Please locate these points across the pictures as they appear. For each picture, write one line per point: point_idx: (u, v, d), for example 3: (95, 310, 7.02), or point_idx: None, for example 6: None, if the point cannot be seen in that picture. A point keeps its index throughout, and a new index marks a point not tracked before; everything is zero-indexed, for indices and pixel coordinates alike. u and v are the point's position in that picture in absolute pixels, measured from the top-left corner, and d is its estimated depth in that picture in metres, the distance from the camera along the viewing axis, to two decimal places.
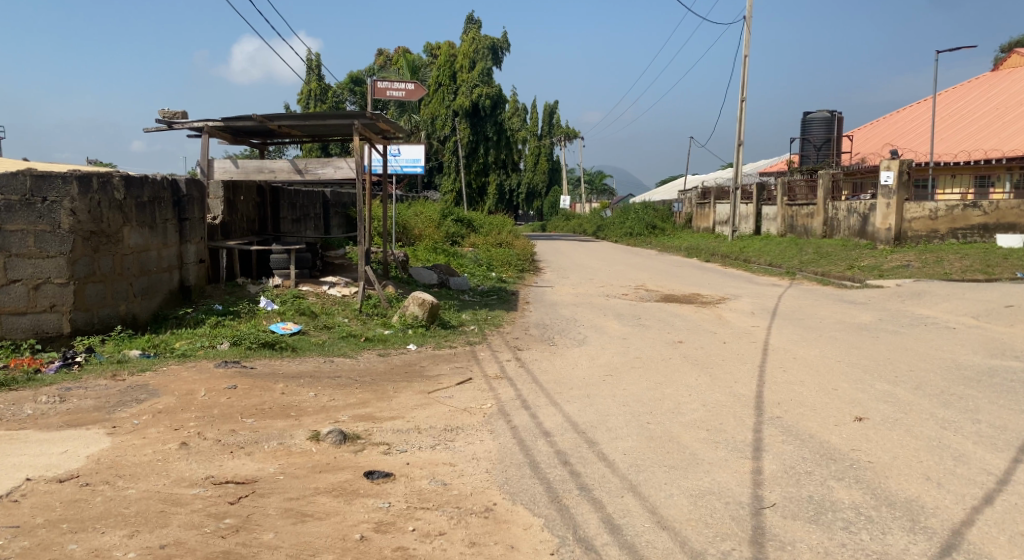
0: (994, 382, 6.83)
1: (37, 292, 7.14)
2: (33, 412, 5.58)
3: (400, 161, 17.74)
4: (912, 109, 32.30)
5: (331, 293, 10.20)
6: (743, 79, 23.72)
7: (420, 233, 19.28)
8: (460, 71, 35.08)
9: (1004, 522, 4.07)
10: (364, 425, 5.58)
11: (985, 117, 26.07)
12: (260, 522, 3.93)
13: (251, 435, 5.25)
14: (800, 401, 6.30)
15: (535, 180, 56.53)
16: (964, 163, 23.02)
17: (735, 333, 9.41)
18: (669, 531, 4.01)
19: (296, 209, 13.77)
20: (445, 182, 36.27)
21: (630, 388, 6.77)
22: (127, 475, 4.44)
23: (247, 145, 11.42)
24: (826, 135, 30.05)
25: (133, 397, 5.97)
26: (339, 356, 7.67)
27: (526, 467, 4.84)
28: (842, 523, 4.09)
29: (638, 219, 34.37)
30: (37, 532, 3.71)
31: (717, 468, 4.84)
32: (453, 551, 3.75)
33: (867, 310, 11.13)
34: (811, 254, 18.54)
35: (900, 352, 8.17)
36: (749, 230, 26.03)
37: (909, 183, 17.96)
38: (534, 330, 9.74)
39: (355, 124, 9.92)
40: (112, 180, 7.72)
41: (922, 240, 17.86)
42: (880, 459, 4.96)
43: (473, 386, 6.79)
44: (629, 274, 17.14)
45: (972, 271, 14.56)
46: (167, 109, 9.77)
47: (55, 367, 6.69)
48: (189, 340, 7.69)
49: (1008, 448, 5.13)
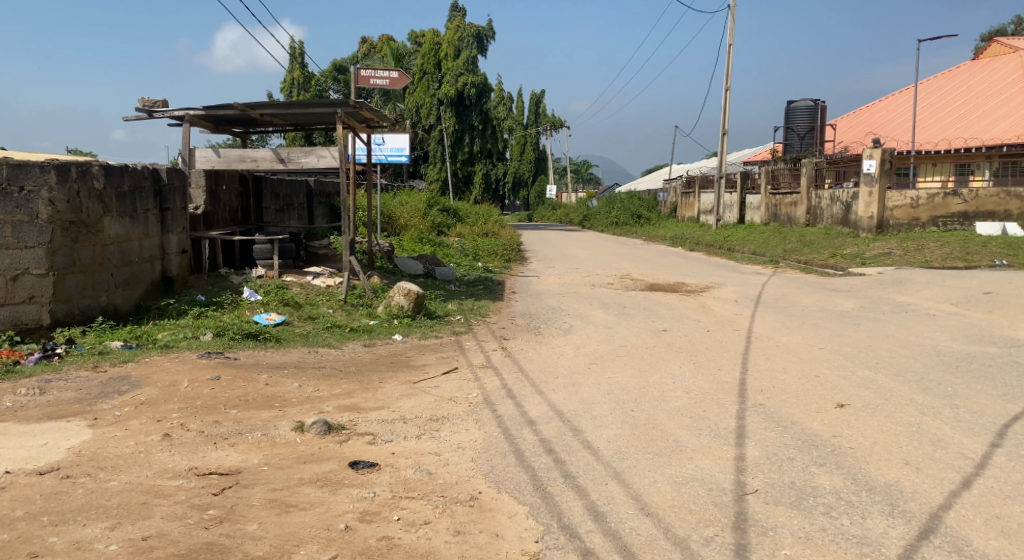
0: (972, 367, 6.93)
1: (15, 283, 7.05)
2: (12, 405, 5.54)
3: (384, 150, 17.63)
4: (894, 98, 32.53)
5: (315, 283, 10.15)
6: (727, 68, 23.71)
7: (406, 223, 19.25)
8: (445, 59, 34.86)
9: (980, 505, 4.13)
10: (349, 416, 5.56)
11: (965, 105, 26.32)
12: (244, 513, 3.92)
13: (235, 426, 5.23)
14: (783, 388, 6.35)
15: (522, 169, 56.50)
16: (944, 151, 23.23)
17: (719, 321, 9.46)
18: (652, 518, 4.04)
19: (279, 199, 13.68)
20: (430, 172, 36.16)
21: (615, 376, 6.81)
22: (108, 467, 4.42)
23: (230, 134, 11.32)
24: (809, 124, 30.02)
25: (115, 389, 5.93)
26: (324, 346, 7.65)
27: (510, 455, 4.86)
28: (824, 508, 4.13)
29: (623, 208, 34.41)
30: (18, 524, 3.69)
31: (700, 455, 4.87)
32: (438, 540, 3.76)
33: (848, 298, 11.23)
34: (795, 242, 18.64)
35: (881, 338, 8.26)
36: (734, 219, 26.14)
37: (891, 171, 18.11)
38: (519, 319, 9.75)
39: (338, 112, 9.80)
40: (90, 169, 7.62)
41: (904, 228, 18.04)
42: (860, 444, 5.01)
43: (459, 376, 6.80)
44: (614, 263, 17.19)
45: (952, 258, 14.72)
46: (147, 97, 9.66)
47: (34, 359, 6.61)
48: (172, 331, 7.63)
49: (985, 432, 5.21)
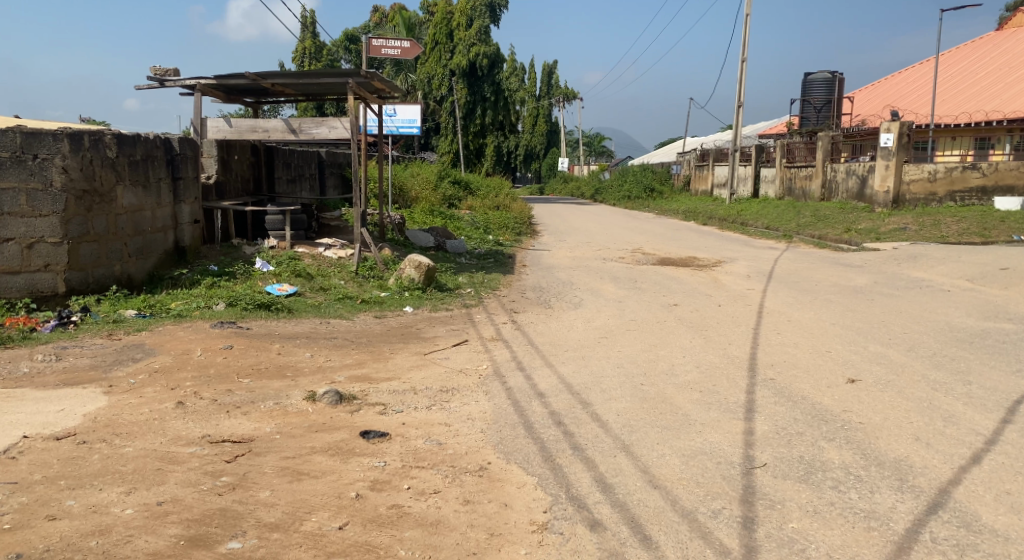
0: (985, 344, 6.88)
1: (30, 251, 7.11)
2: (29, 370, 5.61)
3: (396, 121, 17.52)
4: (913, 70, 32.01)
5: (327, 255, 10.17)
6: (744, 39, 23.36)
7: (416, 195, 19.23)
8: (457, 29, 34.44)
9: (990, 480, 4.12)
10: (360, 386, 5.60)
11: (988, 77, 25.85)
12: (257, 480, 3.98)
13: (247, 395, 5.28)
14: (793, 362, 6.34)
15: (534, 141, 56.17)
16: (965, 124, 22.89)
17: (731, 296, 9.43)
18: (659, 490, 4.06)
19: (291, 169, 13.66)
20: (441, 143, 36.08)
21: (625, 350, 6.82)
22: (124, 433, 4.48)
23: (241, 104, 11.30)
24: (826, 96, 29.53)
25: (129, 356, 6.00)
26: (335, 317, 7.69)
27: (520, 427, 4.88)
28: (831, 483, 4.13)
29: (636, 182, 34.20)
30: (36, 487, 3.76)
31: (709, 429, 4.88)
32: (447, 509, 3.80)
33: (863, 273, 11.14)
34: (809, 217, 18.48)
35: (894, 314, 8.21)
36: (747, 193, 25.94)
37: (909, 145, 17.88)
38: (530, 292, 9.75)
39: (350, 82, 9.74)
40: (103, 138, 7.62)
41: (920, 202, 17.84)
42: (870, 420, 5.00)
43: (469, 347, 6.82)
44: (626, 237, 17.12)
45: (969, 234, 14.57)
46: (159, 66, 9.64)
47: (50, 327, 6.68)
48: (185, 300, 7.69)
49: (997, 409, 5.17)
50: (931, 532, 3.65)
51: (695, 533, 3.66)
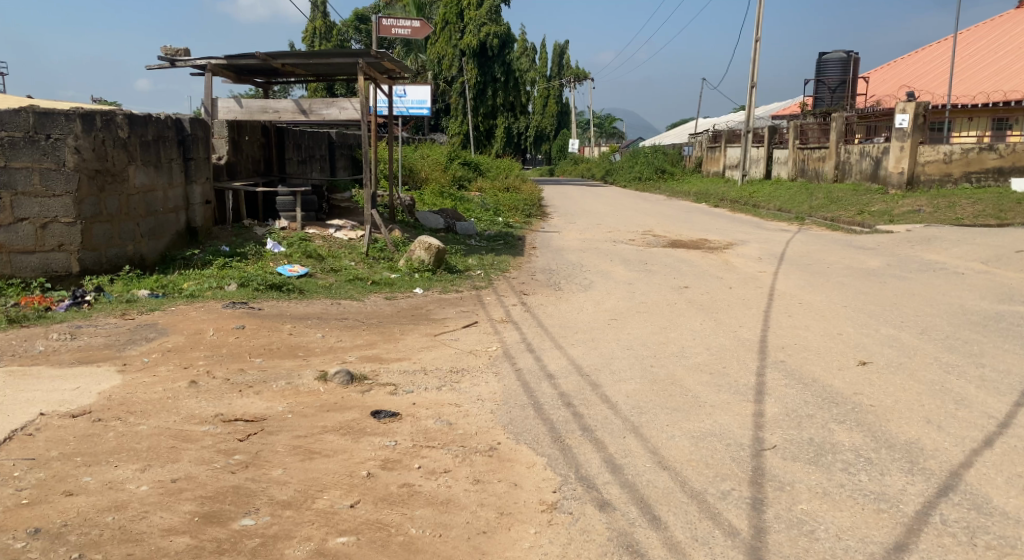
0: (1000, 327, 6.82)
1: (44, 231, 7.17)
2: (44, 349, 5.67)
3: (406, 102, 17.36)
4: (931, 49, 31.57)
5: (337, 236, 10.19)
6: (758, 18, 23.04)
7: (426, 176, 19.20)
8: (467, 9, 34.02)
9: (1002, 463, 4.12)
10: (371, 366, 5.64)
11: (1007, 57, 25.44)
12: (269, 458, 4.02)
13: (259, 374, 5.32)
14: (804, 345, 6.32)
15: (543, 121, 55.85)
16: (982, 105, 22.56)
17: (742, 278, 9.39)
18: (669, 471, 4.07)
19: (302, 150, 13.64)
20: (452, 124, 35.93)
21: (635, 332, 6.81)
22: (138, 411, 4.52)
23: (252, 84, 11.29)
24: (842, 76, 29.20)
25: (142, 336, 6.04)
26: (345, 298, 7.71)
27: (529, 408, 4.89)
28: (842, 465, 4.14)
29: (647, 163, 34.01)
30: (52, 464, 3.81)
31: (719, 411, 4.88)
32: (457, 488, 3.83)
33: (875, 256, 11.04)
34: (821, 198, 18.32)
35: (907, 297, 8.14)
36: (760, 174, 25.76)
37: (924, 126, 17.67)
38: (540, 274, 9.74)
39: (360, 62, 9.65)
40: (115, 118, 7.61)
41: (935, 183, 17.69)
42: (881, 402, 4.99)
43: (478, 329, 6.82)
44: (637, 219, 17.06)
45: (984, 216, 14.44)
46: (170, 46, 9.63)
47: (65, 306, 6.74)
48: (197, 280, 7.72)
49: (1010, 392, 5.14)
50: (942, 514, 3.65)
51: (704, 513, 3.68)
